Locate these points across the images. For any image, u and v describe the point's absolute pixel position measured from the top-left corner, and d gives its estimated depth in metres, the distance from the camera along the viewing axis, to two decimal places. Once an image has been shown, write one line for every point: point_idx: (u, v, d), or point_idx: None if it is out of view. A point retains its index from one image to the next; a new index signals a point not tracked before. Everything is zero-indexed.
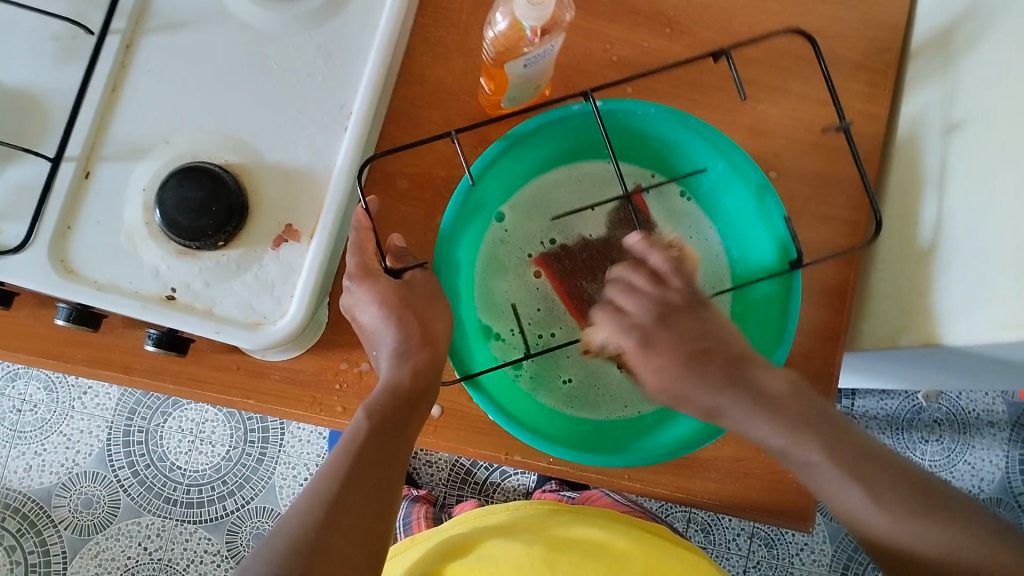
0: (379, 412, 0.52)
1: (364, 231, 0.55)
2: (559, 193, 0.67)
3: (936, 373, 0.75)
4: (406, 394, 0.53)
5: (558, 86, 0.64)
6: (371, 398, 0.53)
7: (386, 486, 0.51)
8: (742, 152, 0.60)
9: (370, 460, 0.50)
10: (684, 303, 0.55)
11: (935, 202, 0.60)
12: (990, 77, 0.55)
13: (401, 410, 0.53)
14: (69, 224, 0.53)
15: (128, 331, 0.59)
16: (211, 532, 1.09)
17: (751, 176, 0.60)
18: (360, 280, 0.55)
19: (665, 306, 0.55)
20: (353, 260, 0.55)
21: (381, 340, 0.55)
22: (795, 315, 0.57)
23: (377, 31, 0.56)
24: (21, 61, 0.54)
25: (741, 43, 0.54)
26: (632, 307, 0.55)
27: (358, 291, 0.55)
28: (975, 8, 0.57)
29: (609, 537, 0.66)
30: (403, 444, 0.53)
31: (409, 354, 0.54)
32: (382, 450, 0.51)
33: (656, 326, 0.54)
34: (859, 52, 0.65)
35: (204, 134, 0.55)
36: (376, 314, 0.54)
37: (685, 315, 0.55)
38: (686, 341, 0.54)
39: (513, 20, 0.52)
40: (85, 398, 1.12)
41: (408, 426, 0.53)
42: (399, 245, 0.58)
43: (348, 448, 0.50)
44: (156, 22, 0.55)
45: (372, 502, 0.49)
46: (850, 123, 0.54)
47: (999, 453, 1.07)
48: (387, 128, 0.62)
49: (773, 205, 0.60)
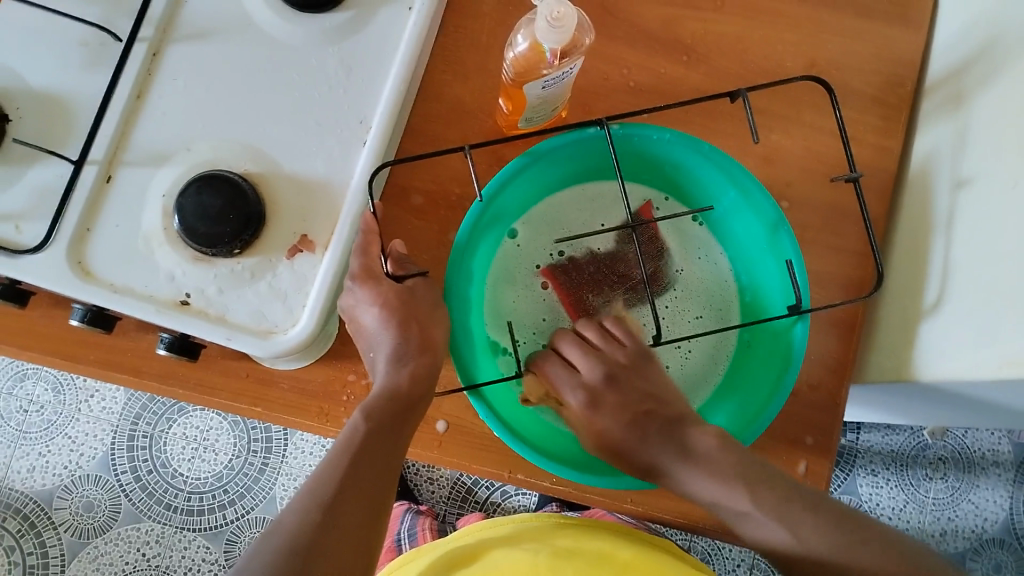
0: (376, 415, 0.53)
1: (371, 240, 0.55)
2: (570, 211, 0.68)
3: (942, 409, 0.75)
4: (403, 399, 0.54)
5: (575, 109, 0.65)
6: (369, 400, 0.53)
7: (381, 486, 0.51)
8: (754, 179, 0.60)
9: (368, 460, 0.51)
10: (628, 361, 0.61)
11: (943, 239, 0.60)
12: (1003, 116, 0.55)
13: (398, 414, 0.53)
14: (89, 227, 0.54)
15: (140, 334, 0.60)
16: (209, 541, 1.09)
17: (768, 212, 0.60)
18: (362, 281, 0.55)
19: (612, 364, 0.60)
20: (358, 262, 0.55)
21: (378, 343, 0.56)
22: (801, 355, 0.57)
23: (399, 48, 0.57)
24: (49, 65, 0.55)
25: (758, 84, 0.54)
26: (582, 365, 0.60)
27: (360, 292, 0.55)
28: (990, 47, 0.58)
29: (614, 547, 0.66)
30: (400, 446, 0.53)
31: (406, 359, 0.56)
32: (379, 451, 0.52)
33: (604, 385, 0.59)
34: (874, 86, 0.66)
35: (225, 143, 0.56)
36: (377, 316, 0.55)
37: (632, 377, 0.59)
38: (631, 404, 0.58)
39: (534, 42, 0.52)
40: (91, 401, 1.12)
41: (404, 430, 0.54)
42: (399, 251, 0.59)
43: (346, 448, 0.51)
44: (183, 32, 0.56)
45: (368, 501, 0.50)
46: (860, 177, 0.54)
47: (1004, 493, 1.06)
48: (405, 143, 0.63)
49: (785, 239, 0.60)
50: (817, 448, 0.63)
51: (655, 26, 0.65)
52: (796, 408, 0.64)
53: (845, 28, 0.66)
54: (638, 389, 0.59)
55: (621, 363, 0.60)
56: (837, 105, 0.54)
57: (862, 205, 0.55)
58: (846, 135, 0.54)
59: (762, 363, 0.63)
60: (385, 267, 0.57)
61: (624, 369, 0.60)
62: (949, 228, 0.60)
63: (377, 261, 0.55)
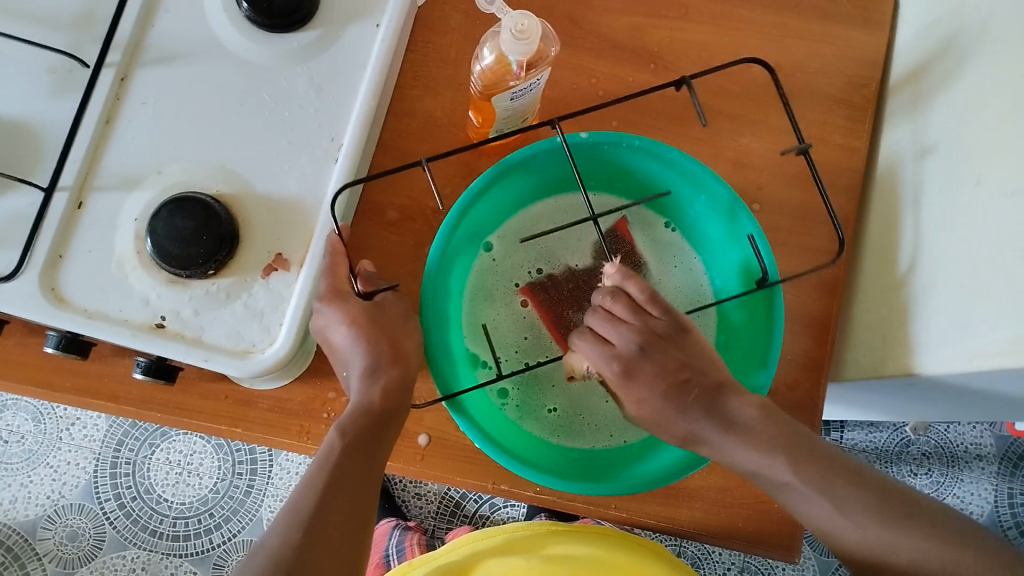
0: (352, 431, 0.53)
1: (338, 254, 0.55)
2: (545, 224, 0.68)
3: (920, 403, 0.75)
4: (379, 412, 0.54)
5: (546, 119, 0.65)
6: (344, 418, 0.53)
7: (362, 498, 0.52)
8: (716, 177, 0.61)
9: (345, 476, 0.51)
10: (667, 332, 0.56)
11: (912, 236, 0.61)
12: (965, 113, 0.56)
13: (375, 427, 0.53)
14: (61, 253, 0.54)
15: (117, 359, 0.59)
16: (197, 565, 1.08)
17: (722, 194, 0.61)
18: (330, 301, 0.54)
19: (648, 336, 0.55)
20: (325, 282, 0.55)
21: (351, 360, 0.55)
22: (778, 342, 0.58)
23: (368, 65, 0.58)
24: (15, 93, 0.55)
25: (703, 71, 0.54)
26: (615, 338, 0.56)
27: (328, 311, 0.54)
28: (950, 46, 0.59)
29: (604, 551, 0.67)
30: (378, 458, 0.54)
31: (379, 372, 0.55)
32: (358, 466, 0.52)
33: (639, 358, 0.55)
34: (839, 87, 0.67)
35: (196, 165, 0.56)
36: (348, 334, 0.55)
37: (667, 346, 0.55)
38: (668, 372, 0.55)
39: (499, 55, 0.53)
40: (72, 429, 1.11)
41: (382, 442, 0.54)
42: (368, 270, 0.59)
43: (324, 465, 0.51)
44: (152, 55, 0.57)
45: (351, 515, 0.51)
46: (808, 147, 0.53)
47: (988, 486, 1.07)
48: (378, 159, 0.63)
49: (745, 221, 0.60)
50: None
51: (621, 35, 0.66)
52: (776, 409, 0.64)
53: (808, 31, 0.67)
54: (676, 357, 0.55)
55: (658, 333, 0.56)
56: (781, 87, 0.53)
57: (817, 177, 0.54)
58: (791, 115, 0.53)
59: (751, 348, 0.62)
60: (353, 284, 0.56)
61: (659, 339, 0.55)
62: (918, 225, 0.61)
63: (346, 281, 0.55)
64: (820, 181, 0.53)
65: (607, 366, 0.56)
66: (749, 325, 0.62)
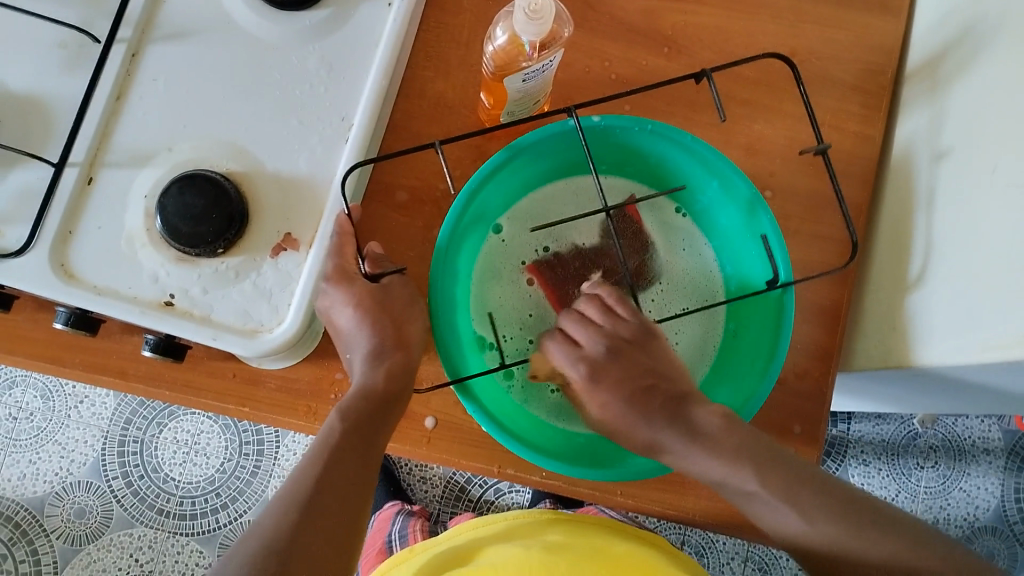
0: (352, 415, 0.53)
1: (346, 235, 0.55)
2: (555, 206, 0.68)
3: (928, 395, 0.75)
4: (379, 397, 0.54)
5: (558, 102, 0.65)
6: (345, 401, 0.53)
7: (358, 482, 0.51)
8: (732, 165, 0.60)
9: (343, 458, 0.51)
10: (633, 337, 0.57)
11: (925, 226, 0.61)
12: (982, 102, 0.55)
13: (375, 412, 0.53)
14: (71, 229, 0.54)
15: (126, 336, 0.60)
16: (203, 545, 1.09)
17: (743, 189, 0.60)
18: (336, 282, 0.55)
19: (615, 339, 0.57)
20: (332, 263, 0.55)
21: (355, 343, 0.56)
22: (787, 334, 0.57)
23: (380, 44, 0.57)
24: (27, 67, 0.55)
25: (724, 63, 0.54)
26: (584, 340, 0.57)
27: (334, 293, 0.55)
28: (968, 34, 0.58)
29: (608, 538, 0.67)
30: (376, 444, 0.53)
31: (384, 355, 0.56)
32: (356, 450, 0.52)
33: (606, 359, 0.56)
34: (855, 75, 0.66)
35: (207, 142, 0.55)
36: (353, 317, 0.56)
37: (634, 352, 0.56)
38: (632, 379, 0.56)
39: (512, 35, 0.52)
40: (81, 407, 1.12)
41: (382, 428, 0.54)
42: (376, 251, 0.59)
43: (321, 450, 0.51)
44: (163, 31, 0.56)
45: (348, 498, 0.50)
46: (826, 147, 0.53)
47: (994, 481, 1.07)
48: (388, 140, 0.63)
49: (763, 218, 0.59)
50: (805, 436, 0.63)
51: (636, 18, 0.65)
52: (784, 397, 0.64)
53: (824, 17, 0.66)
54: (641, 363, 0.56)
55: (626, 338, 0.57)
56: (802, 83, 0.54)
57: (834, 179, 0.53)
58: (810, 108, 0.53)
59: (756, 333, 0.62)
60: (363, 265, 0.57)
61: (626, 343, 0.57)
62: (931, 213, 0.60)
63: (353, 261, 0.55)
64: (836, 184, 0.53)
65: (572, 368, 0.57)
66: (758, 313, 0.62)
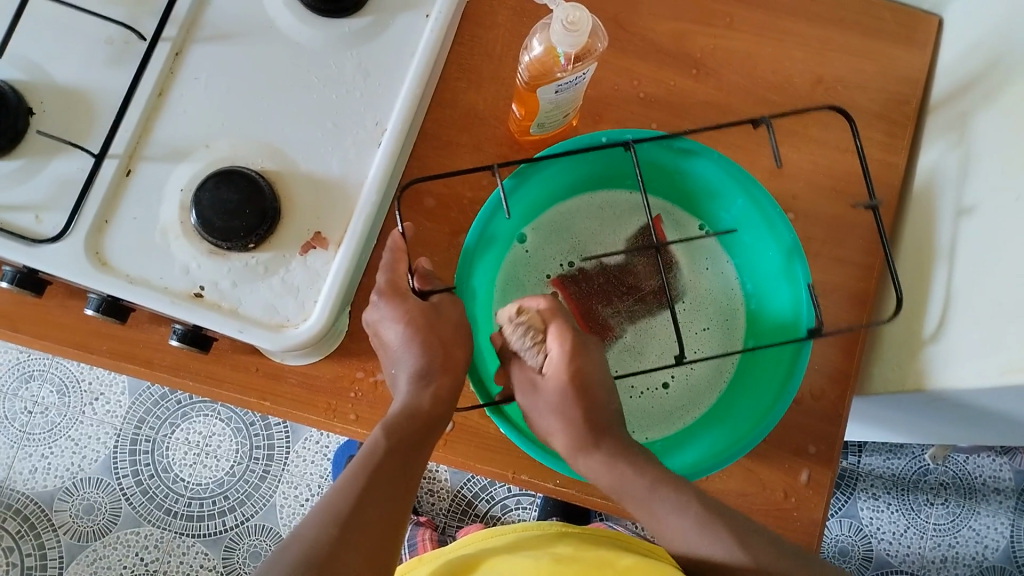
0: (397, 431, 0.53)
1: (398, 249, 0.57)
2: (580, 219, 0.69)
3: (940, 421, 0.76)
4: (424, 416, 0.55)
5: (587, 118, 0.67)
6: (389, 418, 0.54)
7: (399, 502, 0.52)
8: (778, 212, 0.61)
9: (385, 478, 0.51)
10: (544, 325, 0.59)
11: (944, 279, 0.61)
12: (1007, 132, 0.56)
13: (418, 433, 0.54)
14: (107, 219, 0.55)
15: (153, 326, 0.61)
16: (208, 547, 1.09)
17: (784, 238, 0.62)
18: (388, 297, 0.56)
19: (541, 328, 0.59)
20: (386, 275, 0.56)
21: (401, 361, 0.56)
22: (796, 382, 0.59)
23: (416, 54, 0.59)
24: (75, 60, 0.57)
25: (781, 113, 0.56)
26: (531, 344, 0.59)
27: (384, 308, 0.56)
28: (993, 67, 0.60)
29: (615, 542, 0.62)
30: (416, 470, 0.54)
31: (430, 377, 0.56)
32: (398, 469, 0.52)
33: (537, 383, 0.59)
34: (880, 103, 0.67)
35: (243, 141, 0.57)
36: (401, 333, 0.56)
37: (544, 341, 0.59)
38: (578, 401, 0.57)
39: (549, 46, 0.54)
40: (95, 404, 1.13)
41: (424, 449, 0.55)
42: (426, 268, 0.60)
43: (364, 465, 0.51)
44: (206, 32, 0.58)
45: (388, 513, 0.51)
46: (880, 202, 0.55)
47: (1004, 521, 1.06)
48: (420, 147, 0.64)
49: (800, 269, 0.61)
50: (820, 457, 0.64)
51: (666, 40, 0.67)
52: (799, 418, 0.64)
53: (852, 46, 0.67)
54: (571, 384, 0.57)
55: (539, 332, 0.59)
56: (858, 136, 0.56)
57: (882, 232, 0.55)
58: (865, 163, 0.55)
59: (766, 375, 0.63)
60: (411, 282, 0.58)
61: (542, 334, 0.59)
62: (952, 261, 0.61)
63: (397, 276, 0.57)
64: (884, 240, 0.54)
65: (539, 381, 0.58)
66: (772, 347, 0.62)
